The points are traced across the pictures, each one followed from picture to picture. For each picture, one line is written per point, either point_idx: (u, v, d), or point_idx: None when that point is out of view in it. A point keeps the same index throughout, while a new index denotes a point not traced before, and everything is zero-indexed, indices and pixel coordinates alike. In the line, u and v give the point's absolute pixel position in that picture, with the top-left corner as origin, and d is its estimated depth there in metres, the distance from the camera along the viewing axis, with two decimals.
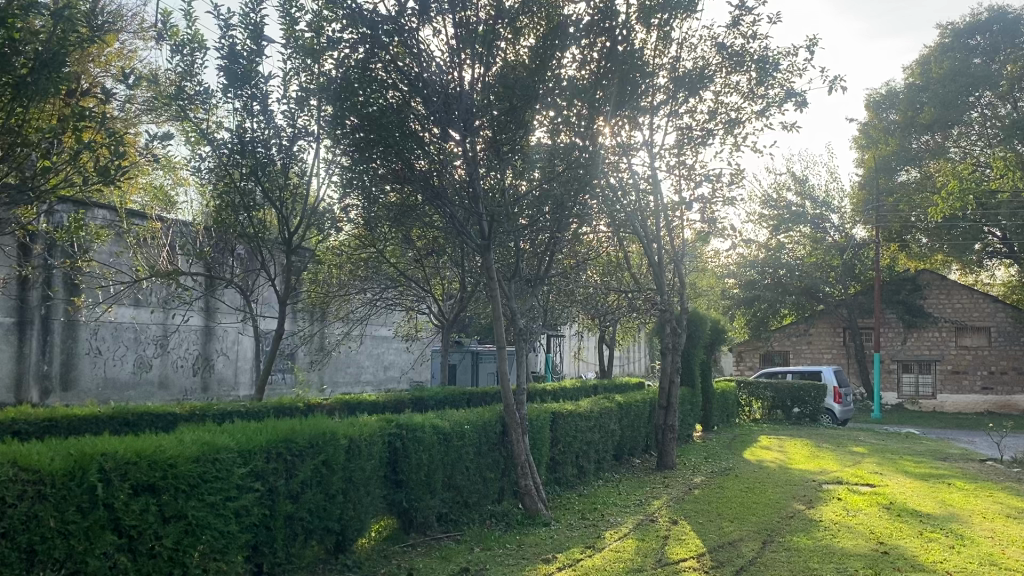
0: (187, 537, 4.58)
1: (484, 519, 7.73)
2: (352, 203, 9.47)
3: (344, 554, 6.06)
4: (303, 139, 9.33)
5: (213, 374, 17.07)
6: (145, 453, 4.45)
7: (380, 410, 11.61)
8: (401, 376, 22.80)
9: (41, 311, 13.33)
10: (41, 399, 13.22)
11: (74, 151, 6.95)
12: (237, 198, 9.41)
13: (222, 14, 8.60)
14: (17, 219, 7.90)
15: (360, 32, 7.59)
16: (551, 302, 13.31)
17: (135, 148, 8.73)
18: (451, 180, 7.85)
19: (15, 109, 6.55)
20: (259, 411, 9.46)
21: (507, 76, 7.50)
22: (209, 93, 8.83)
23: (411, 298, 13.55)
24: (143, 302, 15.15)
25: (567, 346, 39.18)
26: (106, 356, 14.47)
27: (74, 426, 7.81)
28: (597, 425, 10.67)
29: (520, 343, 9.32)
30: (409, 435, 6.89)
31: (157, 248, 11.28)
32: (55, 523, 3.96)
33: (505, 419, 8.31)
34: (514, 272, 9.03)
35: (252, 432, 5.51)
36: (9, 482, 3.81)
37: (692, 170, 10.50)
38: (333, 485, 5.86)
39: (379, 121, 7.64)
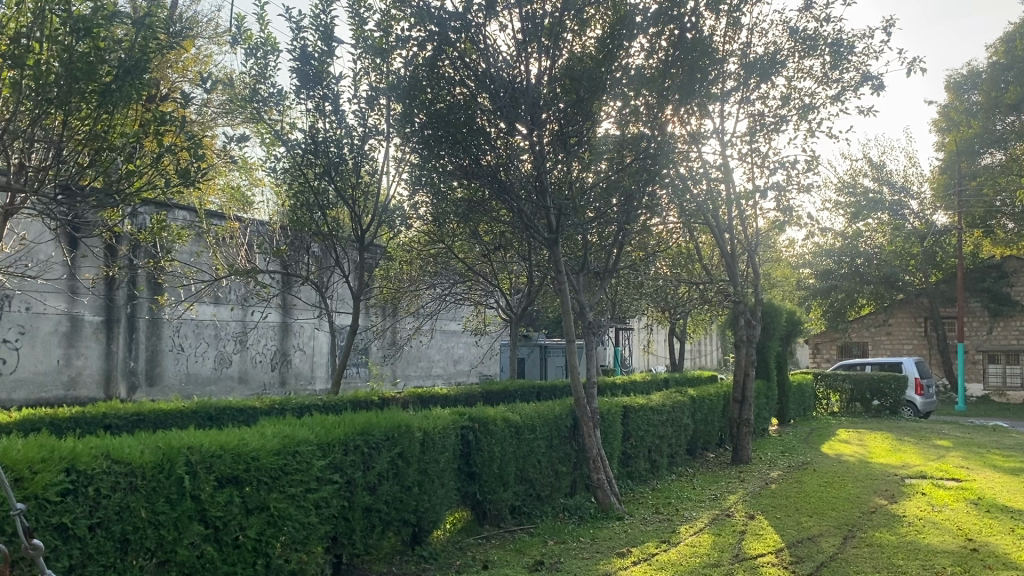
0: (269, 528, 4.71)
1: (557, 512, 7.75)
2: (422, 200, 9.56)
3: (420, 546, 6.15)
4: (375, 138, 9.46)
5: (291, 369, 17.47)
6: (229, 447, 4.60)
7: (452, 404, 11.72)
8: (471, 370, 22.99)
9: (127, 310, 13.87)
10: (128, 394, 13.77)
11: (156, 155, 7.20)
12: (311, 196, 9.62)
13: (294, 17, 8.77)
14: (104, 222, 8.22)
15: (428, 30, 7.55)
16: (620, 294, 13.27)
17: (213, 150, 8.99)
18: (518, 174, 7.86)
19: (101, 115, 6.78)
20: (336, 404, 9.66)
21: (574, 68, 7.57)
22: (283, 95, 9.03)
23: (479, 292, 13.69)
24: (222, 300, 15.60)
25: (638, 339, 39.21)
26: (188, 353, 14.96)
27: (160, 420, 8.10)
28: (669, 419, 10.57)
29: (590, 336, 9.30)
30: (481, 428, 6.95)
31: (235, 248, 11.62)
32: (146, 514, 4.10)
33: (576, 413, 8.30)
34: (583, 265, 8.99)
35: (330, 425, 5.63)
36: (103, 474, 3.95)
37: (765, 158, 10.28)
38: (408, 477, 5.94)
39: (448, 117, 7.68)
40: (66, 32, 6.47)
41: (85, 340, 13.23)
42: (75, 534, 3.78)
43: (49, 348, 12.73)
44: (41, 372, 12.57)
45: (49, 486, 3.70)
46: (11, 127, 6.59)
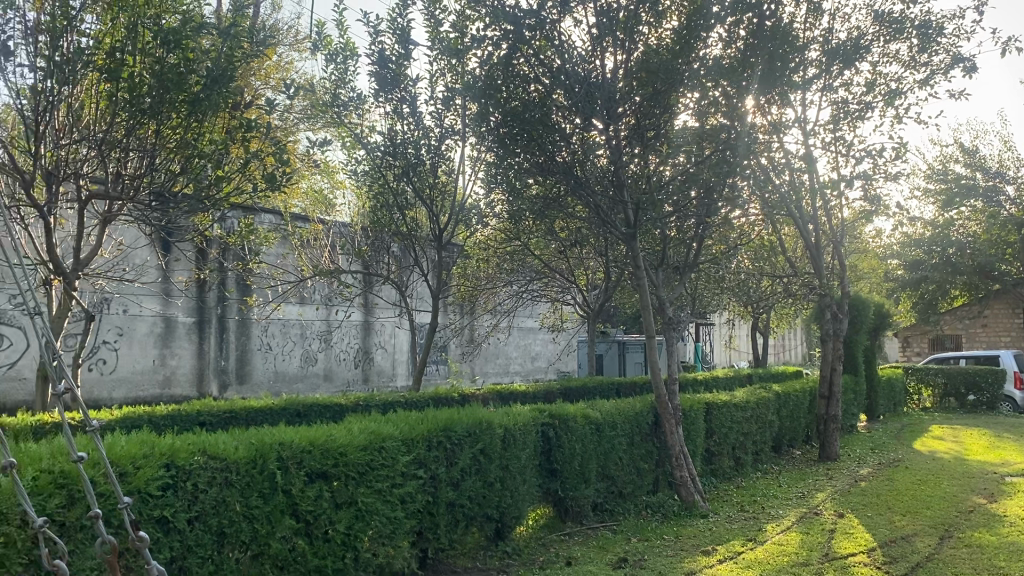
0: (357, 522, 4.82)
1: (640, 509, 7.70)
2: (497, 199, 9.60)
3: (503, 541, 6.20)
4: (451, 138, 9.54)
5: (373, 367, 17.78)
6: (318, 443, 4.73)
7: (532, 401, 11.75)
8: (549, 366, 22.99)
9: (218, 311, 14.38)
10: (219, 392, 14.29)
11: (244, 161, 7.47)
12: (390, 197, 9.83)
13: (371, 21, 8.92)
14: (196, 228, 8.54)
15: (503, 29, 7.60)
16: (701, 289, 13.07)
17: (296, 154, 9.22)
18: (594, 168, 7.85)
19: (192, 124, 7.07)
20: (418, 401, 9.80)
21: (650, 60, 7.45)
22: (362, 99, 9.18)
23: (556, 289, 13.73)
24: (307, 300, 16.01)
25: (720, 334, 38.67)
26: (275, 351, 15.41)
27: (251, 417, 8.34)
28: (754, 415, 10.37)
29: (669, 332, 9.21)
30: (561, 425, 6.96)
31: (318, 249, 11.91)
32: (241, 508, 4.24)
33: (658, 410, 8.23)
34: (662, 260, 8.90)
35: (413, 422, 5.72)
36: (201, 470, 4.10)
37: (850, 147, 9.98)
38: (491, 473, 5.99)
39: (525, 116, 7.69)
40: (157, 45, 6.76)
41: (179, 340, 13.78)
42: (175, 527, 3.93)
43: (146, 348, 13.30)
44: (138, 371, 13.15)
45: (150, 480, 3.84)
46: (108, 138, 6.89)
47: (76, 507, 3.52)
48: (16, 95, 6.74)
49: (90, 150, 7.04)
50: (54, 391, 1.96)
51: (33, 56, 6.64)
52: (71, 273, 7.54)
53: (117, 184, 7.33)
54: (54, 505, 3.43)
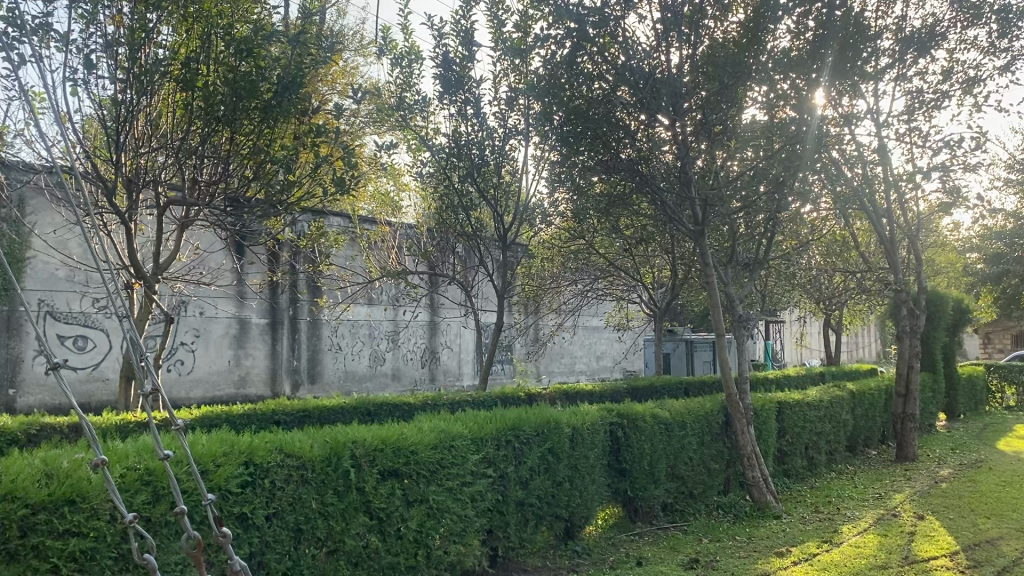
0: (428, 520, 4.88)
1: (711, 509, 7.62)
2: (561, 197, 9.58)
3: (573, 540, 6.20)
4: (514, 138, 9.56)
5: (440, 367, 17.94)
6: (390, 441, 4.80)
7: (599, 400, 11.70)
8: (615, 365, 22.86)
9: (290, 312, 14.72)
10: (292, 391, 14.63)
11: (314, 166, 7.62)
12: (455, 199, 9.93)
13: (436, 24, 9.00)
14: (268, 231, 8.75)
15: (567, 26, 7.51)
16: (771, 286, 12.84)
17: (364, 157, 9.37)
18: (660, 164, 7.90)
19: (264, 130, 7.24)
20: (486, 400, 9.86)
21: (717, 54, 7.35)
22: (427, 101, 9.28)
23: (621, 287, 13.69)
24: (375, 300, 16.24)
25: (790, 332, 37.86)
26: (345, 351, 15.69)
27: (324, 415, 8.50)
28: (828, 415, 10.14)
29: (739, 330, 9.07)
30: (630, 424, 6.91)
31: (386, 250, 12.08)
32: (317, 505, 4.33)
33: (729, 409, 8.12)
34: (731, 256, 8.76)
35: (482, 421, 5.76)
36: (277, 467, 4.21)
37: (926, 137, 9.67)
38: (560, 472, 6.00)
39: (588, 113, 7.71)
40: (230, 53, 6.91)
41: (253, 341, 14.13)
42: (254, 523, 4.03)
43: (221, 349, 13.68)
44: (214, 371, 13.54)
45: (230, 478, 3.95)
46: (185, 145, 7.23)
47: (161, 503, 3.65)
48: (98, 106, 6.98)
49: (167, 158, 7.39)
50: (141, 392, 2.04)
51: (113, 69, 6.89)
52: (151, 277, 7.82)
53: (195, 190, 7.73)
54: (141, 501, 3.55)
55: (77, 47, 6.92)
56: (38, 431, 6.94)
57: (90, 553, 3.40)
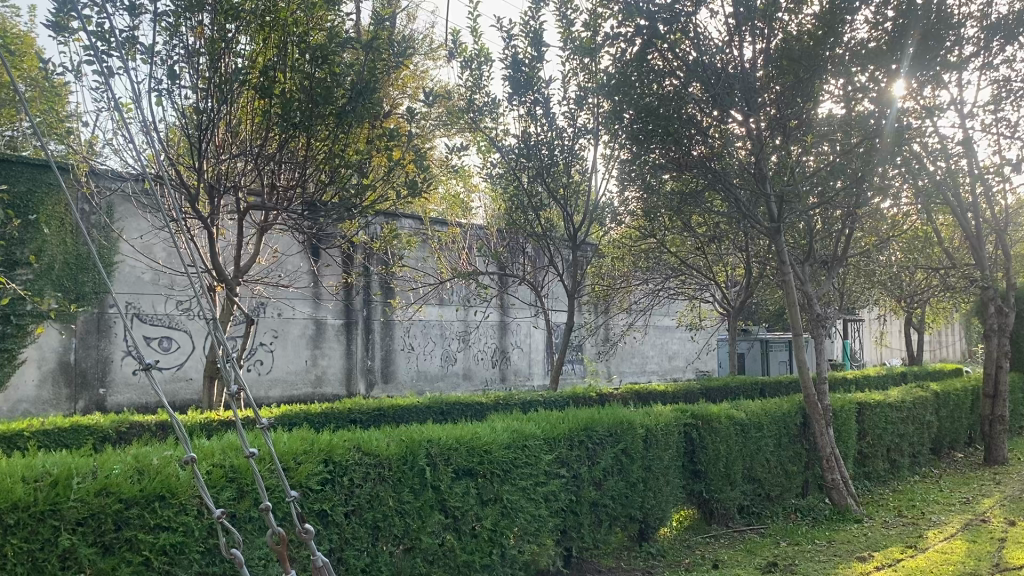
0: (503, 519, 4.91)
1: (789, 512, 7.48)
2: (631, 196, 9.51)
3: (648, 542, 6.16)
4: (584, 137, 9.54)
5: (510, 366, 18.00)
6: (464, 440, 4.84)
7: (671, 401, 11.61)
8: (687, 365, 22.60)
9: (364, 312, 14.98)
10: (366, 391, 14.88)
11: (388, 169, 7.75)
12: (524, 199, 9.97)
13: (505, 25, 9.05)
14: (344, 233, 8.93)
15: (637, 24, 7.46)
16: (848, 283, 12.51)
17: (435, 160, 9.48)
18: (734, 161, 7.80)
19: (339, 135, 7.42)
20: (557, 400, 9.86)
21: (791, 48, 7.19)
22: (496, 103, 9.35)
23: (693, 286, 13.55)
24: (446, 301, 16.42)
25: (869, 331, 36.79)
26: (417, 352, 15.89)
27: (398, 414, 8.63)
28: (911, 416, 9.83)
29: (816, 328, 8.86)
30: (705, 426, 6.82)
31: (456, 251, 12.20)
32: (394, 502, 4.40)
33: (807, 410, 7.94)
34: (808, 253, 8.55)
35: (555, 421, 5.77)
36: (355, 464, 4.29)
37: (1014, 127, 9.28)
38: (633, 473, 5.96)
39: (658, 110, 7.62)
40: (306, 60, 7.07)
41: (329, 341, 14.43)
42: (334, 519, 4.11)
43: (299, 349, 14.01)
44: (292, 371, 13.87)
45: (310, 475, 4.04)
46: (264, 151, 7.50)
47: (245, 500, 3.75)
48: (181, 115, 7.26)
49: (246, 164, 7.65)
50: (227, 393, 2.10)
51: (194, 79, 7.15)
52: (232, 279, 8.08)
53: (273, 195, 7.95)
54: (226, 497, 3.67)
55: (161, 57, 7.18)
56: (127, 429, 7.24)
57: (179, 547, 3.53)
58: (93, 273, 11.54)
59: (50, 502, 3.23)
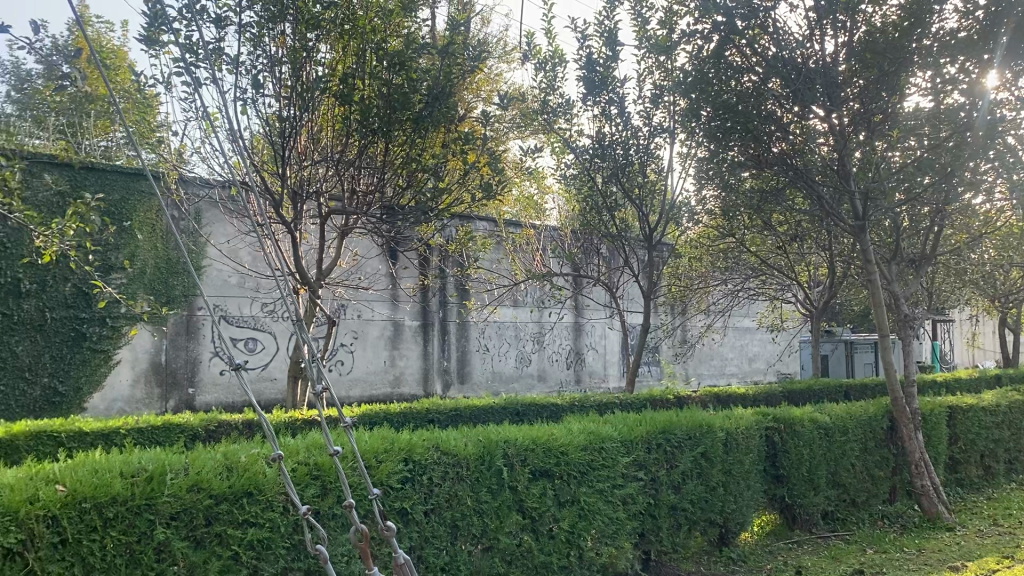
0: (581, 521, 4.89)
1: (876, 519, 7.26)
2: (709, 195, 9.36)
3: (729, 547, 6.07)
4: (660, 136, 9.44)
5: (586, 368, 17.94)
6: (540, 441, 4.85)
7: (752, 405, 11.41)
8: (768, 368, 22.16)
9: (440, 314, 15.13)
10: (443, 391, 15.05)
11: (463, 172, 7.82)
12: (599, 199, 9.92)
13: (579, 26, 9.04)
14: (420, 235, 9.05)
15: (714, 20, 7.37)
16: (938, 282, 12.05)
17: (511, 162, 9.52)
18: (815, 158, 7.63)
19: (417, 139, 7.51)
20: (634, 402, 9.79)
21: (876, 41, 7.00)
22: (571, 104, 9.35)
23: (774, 286, 13.28)
24: (521, 302, 16.47)
25: (961, 332, 35.36)
26: (493, 353, 15.99)
27: (476, 415, 8.70)
28: (1006, 420, 9.41)
29: (904, 329, 8.57)
30: (787, 429, 6.68)
31: (531, 252, 12.24)
32: (473, 502, 4.44)
33: (894, 414, 7.70)
34: (895, 252, 8.27)
35: (633, 423, 5.74)
36: (435, 464, 4.35)
37: None
38: (713, 477, 5.88)
39: (738, 107, 7.51)
40: (384, 68, 7.18)
41: (407, 342, 14.64)
42: (414, 518, 4.17)
43: (378, 350, 14.27)
44: (371, 371, 14.13)
45: (391, 474, 4.11)
46: (344, 157, 7.71)
47: (328, 497, 3.84)
48: (265, 123, 7.50)
49: (327, 169, 7.87)
50: (313, 393, 2.17)
51: (277, 88, 7.38)
52: (314, 282, 8.28)
53: (352, 200, 8.14)
54: (310, 495, 3.76)
55: (245, 68, 7.41)
56: (216, 427, 7.50)
57: (266, 543, 3.64)
58: (182, 277, 11.97)
59: (146, 497, 3.37)
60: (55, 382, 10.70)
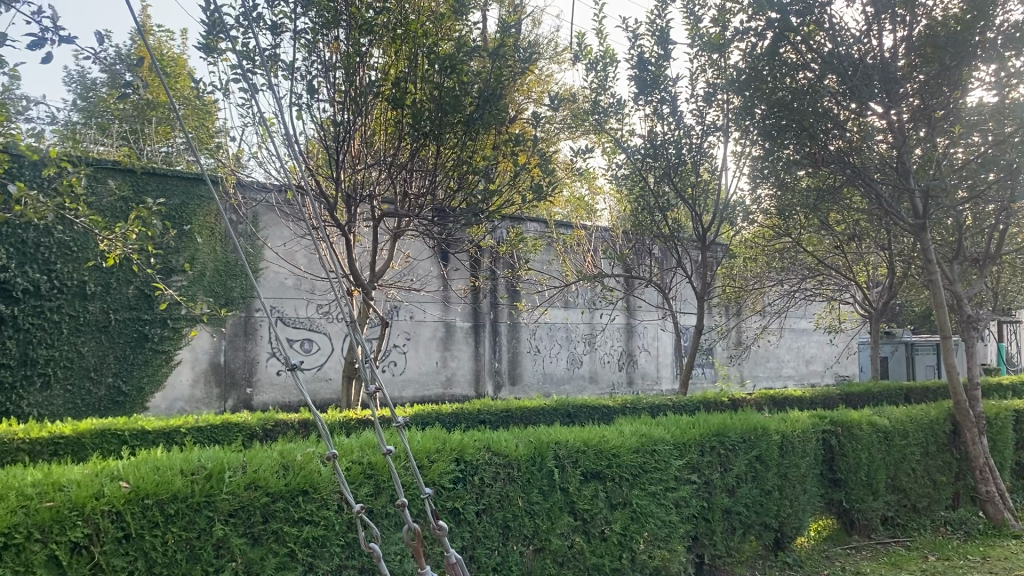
0: (632, 523, 4.87)
1: (938, 525, 7.07)
2: (764, 195, 9.22)
3: (784, 552, 5.98)
4: (714, 135, 9.33)
5: (638, 370, 17.82)
6: (592, 443, 4.83)
7: (809, 407, 11.21)
8: (825, 370, 21.76)
9: (491, 315, 15.18)
10: (494, 392, 15.10)
11: (514, 175, 7.86)
12: (651, 200, 9.83)
13: (630, 26, 8.99)
14: (471, 237, 9.08)
15: (767, 17, 7.25)
16: (1004, 282, 11.67)
17: (562, 163, 9.51)
18: (873, 156, 7.48)
19: (468, 141, 7.56)
20: (688, 404, 9.69)
21: (936, 35, 6.76)
22: (622, 104, 9.30)
23: (831, 287, 13.03)
24: (572, 304, 16.43)
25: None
26: (544, 354, 15.99)
27: (528, 416, 8.71)
28: None
29: (967, 330, 8.33)
30: (845, 432, 6.54)
31: (582, 253, 12.22)
32: (524, 503, 4.45)
33: (956, 418, 7.48)
34: (957, 251, 8.04)
35: (686, 425, 5.68)
36: (486, 464, 4.37)
37: None
38: (769, 480, 5.79)
39: (792, 105, 7.40)
40: (435, 71, 7.22)
41: (458, 343, 14.72)
42: (465, 517, 4.20)
43: (430, 351, 14.37)
44: (424, 372, 14.24)
45: (443, 474, 4.14)
46: (396, 161, 7.82)
47: (382, 495, 3.89)
48: (320, 127, 7.63)
49: (380, 173, 7.98)
50: (365, 393, 2.18)
51: (331, 92, 7.50)
52: (367, 284, 8.39)
53: (405, 202, 8.24)
54: (364, 493, 3.81)
55: (301, 73, 7.53)
56: (273, 427, 7.65)
57: (321, 540, 3.70)
58: (241, 279, 12.25)
59: (206, 494, 3.45)
60: (119, 382, 11.00)
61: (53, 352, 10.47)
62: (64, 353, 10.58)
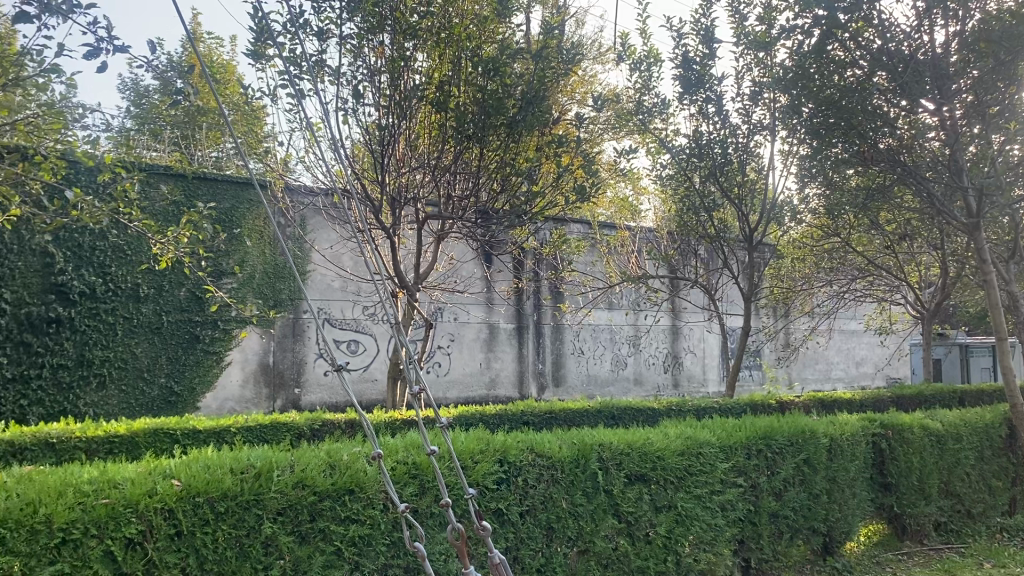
0: (677, 526, 4.83)
1: (994, 531, 6.89)
2: (812, 194, 9.09)
3: (833, 556, 5.88)
4: (760, 134, 9.23)
5: (683, 372, 17.68)
6: (636, 445, 4.81)
7: (859, 410, 11.00)
8: (876, 372, 21.36)
9: (535, 317, 15.19)
10: (538, 394, 15.11)
11: (556, 176, 7.85)
12: (696, 199, 9.73)
13: (675, 25, 8.94)
14: (515, 239, 9.10)
15: (814, 14, 7.15)
16: None
17: (606, 163, 9.49)
18: (924, 153, 7.39)
19: (511, 142, 7.57)
20: (734, 406, 9.59)
21: (991, 29, 6.59)
22: (667, 103, 9.26)
23: (881, 287, 12.78)
24: (616, 305, 16.37)
25: None
26: (588, 355, 15.95)
27: (572, 418, 8.70)
28: None
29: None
30: (895, 436, 6.41)
31: (626, 254, 12.16)
32: (568, 504, 4.44)
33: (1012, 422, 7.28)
34: (1013, 250, 7.83)
35: (731, 428, 5.62)
36: (530, 466, 4.38)
37: None
38: (817, 484, 5.70)
39: (840, 102, 7.30)
40: (478, 74, 7.23)
41: (502, 344, 14.76)
42: (509, 518, 4.21)
43: (474, 352, 14.44)
44: (468, 373, 14.31)
45: (487, 475, 4.16)
46: (440, 163, 7.87)
47: (427, 495, 3.92)
48: (365, 131, 7.72)
49: (424, 175, 8.04)
50: (409, 395, 2.20)
51: (376, 97, 7.60)
52: (412, 286, 8.46)
53: (449, 205, 8.29)
54: (409, 493, 3.85)
55: (347, 78, 7.63)
56: (319, 427, 7.76)
57: (366, 539, 3.74)
58: (289, 281, 12.44)
59: (255, 493, 3.51)
60: (171, 382, 11.24)
61: (109, 353, 10.74)
62: (119, 354, 10.84)
